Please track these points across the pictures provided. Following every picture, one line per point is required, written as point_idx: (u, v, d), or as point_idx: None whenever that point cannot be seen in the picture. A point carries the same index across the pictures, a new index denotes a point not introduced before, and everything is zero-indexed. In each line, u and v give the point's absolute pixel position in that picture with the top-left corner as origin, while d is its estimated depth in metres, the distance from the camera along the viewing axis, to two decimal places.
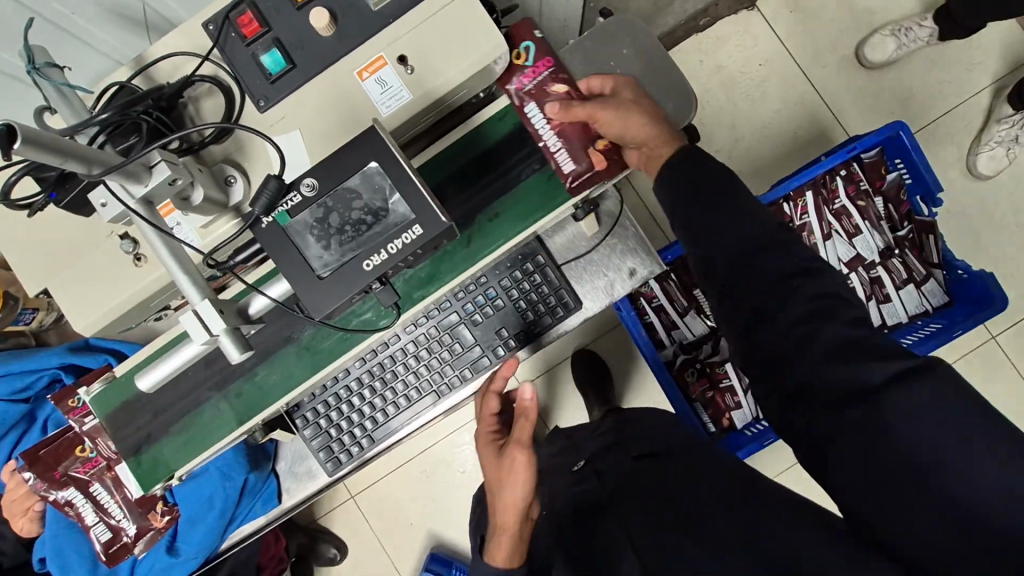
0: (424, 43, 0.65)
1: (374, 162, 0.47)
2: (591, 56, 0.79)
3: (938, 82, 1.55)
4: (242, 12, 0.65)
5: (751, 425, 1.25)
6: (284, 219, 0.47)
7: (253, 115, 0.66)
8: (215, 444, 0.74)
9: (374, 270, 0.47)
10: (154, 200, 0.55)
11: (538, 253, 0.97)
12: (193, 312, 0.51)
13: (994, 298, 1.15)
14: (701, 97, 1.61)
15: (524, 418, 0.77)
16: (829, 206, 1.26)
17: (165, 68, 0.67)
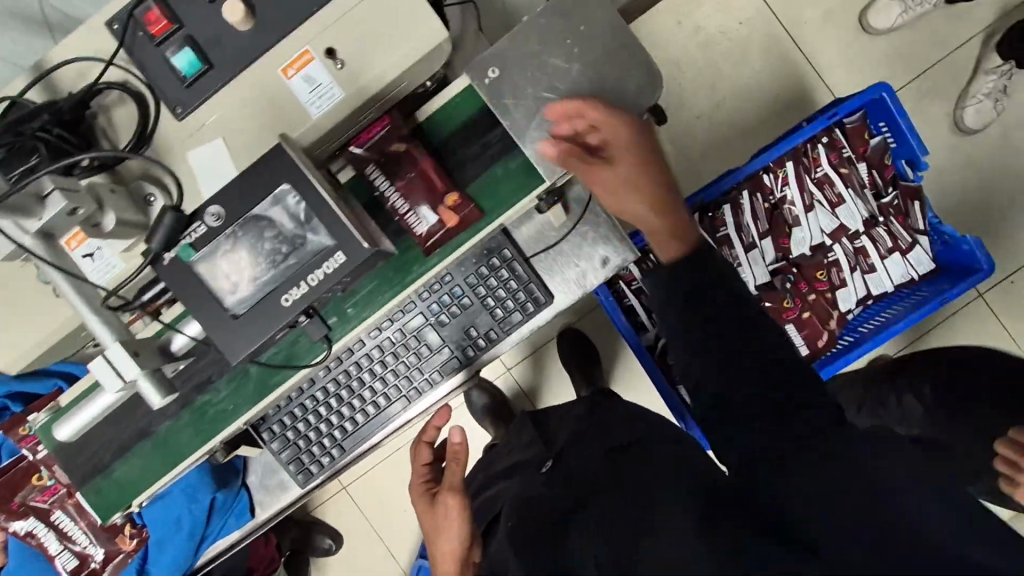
0: (355, 32, 0.58)
1: (286, 183, 0.41)
2: (546, 33, 0.71)
3: (925, 33, 1.48)
4: (148, 8, 0.58)
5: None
6: (188, 253, 0.42)
7: (170, 123, 0.59)
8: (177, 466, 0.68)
9: (296, 304, 0.42)
10: (54, 232, 0.51)
11: (504, 247, 0.91)
12: (103, 357, 0.46)
13: (980, 263, 1.13)
14: (679, 61, 1.53)
15: (455, 462, 0.79)
16: (811, 175, 1.21)
17: (69, 76, 0.60)
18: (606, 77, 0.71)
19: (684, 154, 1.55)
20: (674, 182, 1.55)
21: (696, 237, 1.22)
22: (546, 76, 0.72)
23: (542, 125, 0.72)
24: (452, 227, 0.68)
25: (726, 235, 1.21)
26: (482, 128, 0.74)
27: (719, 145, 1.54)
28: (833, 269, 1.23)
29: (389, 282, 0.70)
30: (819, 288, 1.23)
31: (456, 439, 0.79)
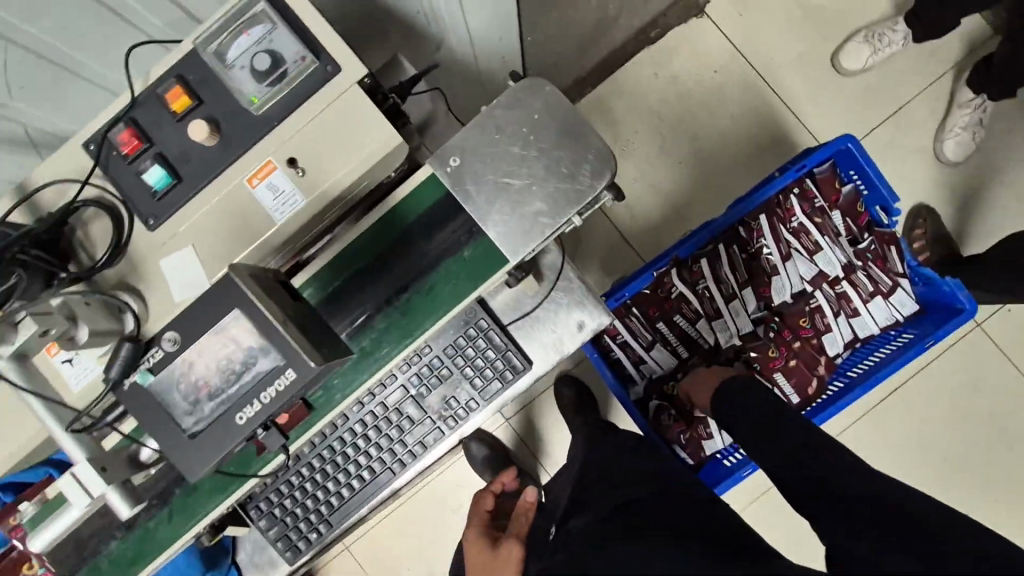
0: (315, 141, 0.62)
1: (238, 310, 0.44)
2: (503, 122, 0.76)
3: (896, 71, 1.52)
4: (122, 130, 0.62)
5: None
6: (148, 379, 0.45)
7: (144, 234, 0.63)
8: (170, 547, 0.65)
9: (248, 423, 0.44)
10: (31, 348, 0.55)
11: (480, 317, 0.93)
12: (70, 477, 0.49)
13: (963, 304, 1.13)
14: (658, 110, 1.58)
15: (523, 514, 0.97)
16: (786, 224, 1.23)
17: (48, 194, 0.64)
18: (565, 157, 0.75)
19: (670, 199, 1.58)
20: (661, 225, 1.57)
21: (677, 289, 1.24)
22: (508, 159, 0.75)
23: (503, 208, 0.75)
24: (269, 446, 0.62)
25: (705, 287, 1.23)
26: (449, 211, 0.77)
27: (703, 189, 1.57)
28: (816, 314, 1.24)
29: (362, 361, 0.72)
30: (803, 334, 1.23)
31: (529, 497, 0.98)
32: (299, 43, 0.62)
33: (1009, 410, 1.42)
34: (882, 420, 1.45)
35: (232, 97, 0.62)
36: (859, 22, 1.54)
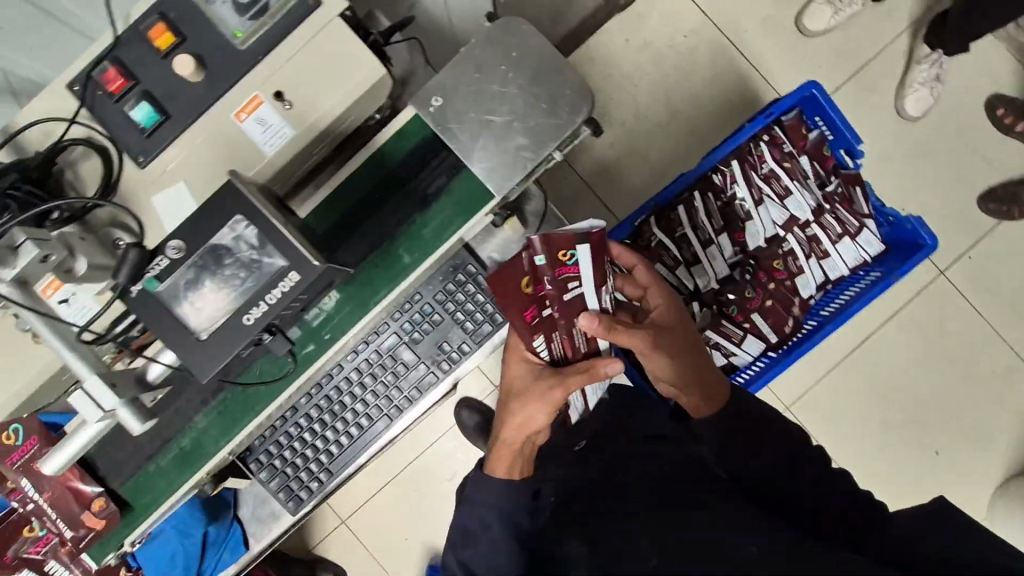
0: (300, 75, 0.64)
1: (240, 216, 0.46)
2: (482, 62, 0.78)
3: (858, 31, 1.57)
4: (106, 69, 0.63)
5: (752, 363, 1.28)
6: (154, 285, 0.46)
7: (134, 172, 0.64)
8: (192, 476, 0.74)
9: (256, 323, 0.47)
10: (30, 279, 0.54)
11: (468, 263, 0.96)
12: (82, 391, 0.50)
13: (924, 240, 1.21)
14: (632, 75, 1.61)
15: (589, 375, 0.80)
16: (757, 171, 1.28)
17: (35, 136, 0.64)
18: (543, 96, 0.77)
19: (647, 163, 1.61)
20: (638, 189, 1.61)
21: (656, 238, 1.27)
22: (488, 98, 0.78)
23: (487, 145, 0.77)
24: (108, 527, 0.75)
25: (684, 234, 1.27)
26: (435, 153, 0.79)
27: (679, 152, 1.61)
28: (788, 258, 1.29)
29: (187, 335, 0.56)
30: (778, 277, 1.28)
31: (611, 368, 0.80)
32: None
33: (972, 350, 1.51)
34: (858, 368, 1.52)
35: (215, 33, 0.63)
36: None
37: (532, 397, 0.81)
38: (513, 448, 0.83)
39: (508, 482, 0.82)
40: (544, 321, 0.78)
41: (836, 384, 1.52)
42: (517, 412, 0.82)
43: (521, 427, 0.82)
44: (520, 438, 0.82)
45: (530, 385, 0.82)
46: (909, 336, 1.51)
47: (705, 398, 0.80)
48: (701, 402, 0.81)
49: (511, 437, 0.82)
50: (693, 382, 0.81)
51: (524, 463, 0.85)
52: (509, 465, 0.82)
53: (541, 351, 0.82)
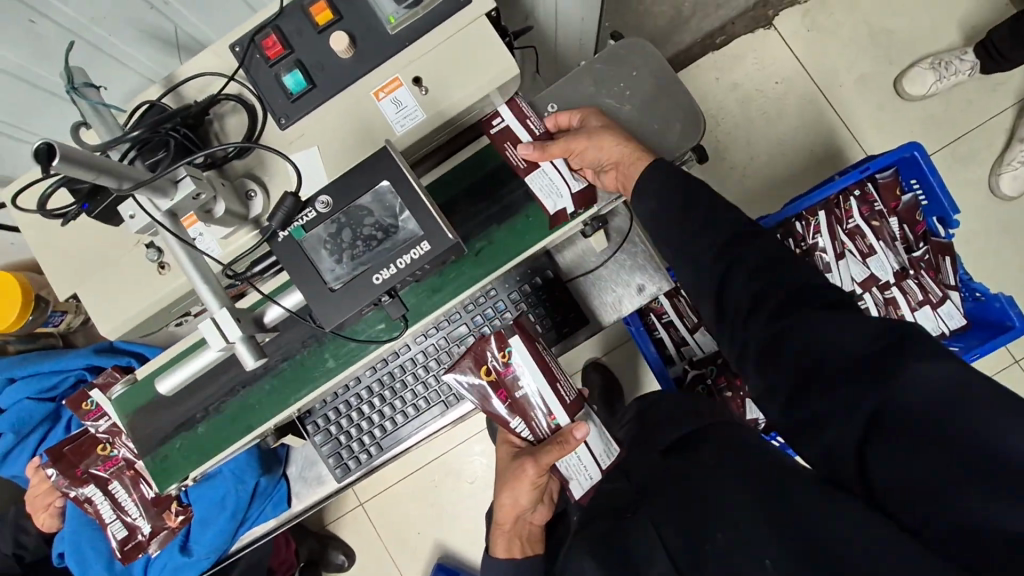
0: (438, 64, 0.67)
1: (386, 181, 0.50)
2: (602, 77, 0.81)
3: (960, 101, 1.53)
4: (267, 35, 0.68)
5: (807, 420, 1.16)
6: (298, 233, 0.50)
7: (274, 132, 0.69)
8: (260, 426, 0.76)
9: (383, 283, 0.50)
10: (178, 212, 0.58)
11: (547, 269, 0.98)
12: (212, 320, 0.54)
13: (1013, 322, 1.15)
14: (717, 113, 1.61)
15: (555, 449, 0.80)
16: (842, 225, 1.26)
17: (194, 88, 0.70)
18: (654, 118, 0.79)
19: None
20: None
21: None
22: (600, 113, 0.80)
23: None
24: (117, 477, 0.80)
25: None
26: None
27: (752, 196, 1.59)
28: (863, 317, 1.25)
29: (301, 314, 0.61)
30: None
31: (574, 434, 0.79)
32: None
33: None
34: None
35: (371, 16, 0.68)
36: (927, 49, 1.55)
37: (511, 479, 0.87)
38: (508, 530, 0.90)
39: (510, 560, 0.91)
40: (517, 402, 0.82)
41: None
42: (504, 498, 0.89)
43: (510, 508, 0.88)
44: (510, 520, 0.90)
45: (509, 468, 0.88)
46: None
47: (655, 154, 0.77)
48: (637, 168, 0.75)
49: (502, 518, 0.90)
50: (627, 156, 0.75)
51: (526, 544, 0.92)
52: (506, 546, 0.90)
53: (521, 431, 0.85)
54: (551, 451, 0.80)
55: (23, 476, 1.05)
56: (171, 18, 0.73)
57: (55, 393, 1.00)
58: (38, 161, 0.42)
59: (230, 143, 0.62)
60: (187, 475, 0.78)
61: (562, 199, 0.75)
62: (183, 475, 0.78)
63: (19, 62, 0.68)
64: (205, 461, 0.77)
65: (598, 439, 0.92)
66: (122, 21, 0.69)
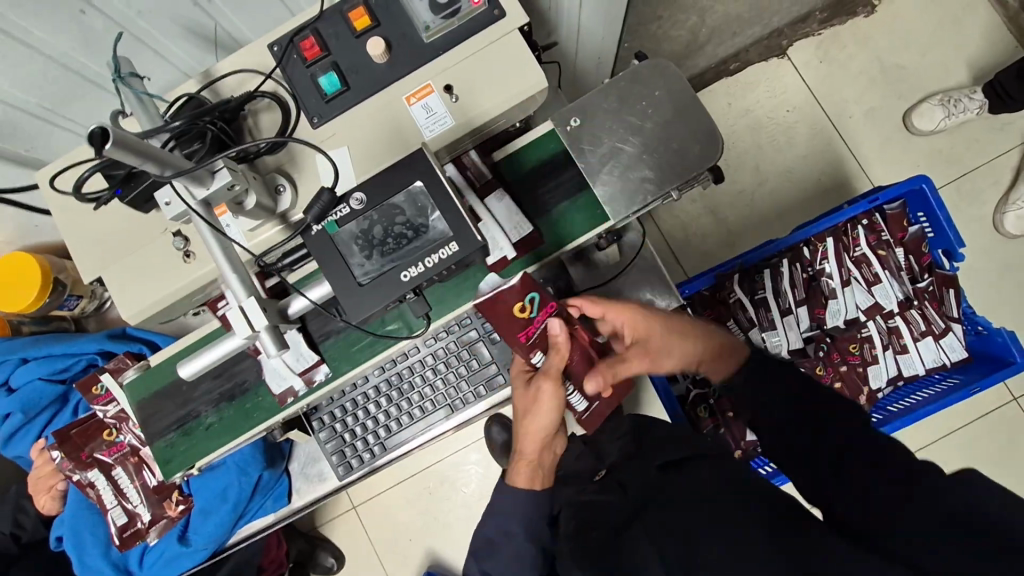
0: (468, 74, 0.70)
1: (420, 181, 0.51)
2: (625, 95, 0.82)
3: (967, 138, 1.56)
4: (305, 37, 0.70)
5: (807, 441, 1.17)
6: (330, 228, 0.52)
7: (306, 130, 0.71)
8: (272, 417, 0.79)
9: (411, 281, 0.51)
10: (212, 203, 0.59)
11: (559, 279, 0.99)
12: (239, 309, 0.55)
13: (1014, 356, 1.16)
14: (728, 138, 1.64)
15: (556, 352, 0.78)
16: (849, 253, 1.27)
17: (230, 83, 0.73)
18: (673, 137, 0.81)
19: (725, 225, 1.62)
20: (712, 248, 1.61)
21: (735, 296, 1.29)
22: (620, 131, 0.82)
23: (613, 171, 0.81)
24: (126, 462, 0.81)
25: (763, 298, 1.27)
26: (560, 168, 0.83)
27: (759, 220, 1.61)
28: (866, 344, 1.26)
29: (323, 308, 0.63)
30: (851, 361, 1.26)
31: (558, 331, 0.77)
32: None
33: None
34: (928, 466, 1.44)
35: (408, 24, 0.70)
36: (937, 86, 1.58)
37: (526, 398, 0.86)
38: (530, 464, 0.95)
39: (532, 492, 0.96)
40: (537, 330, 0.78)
41: (961, 441, 1.44)
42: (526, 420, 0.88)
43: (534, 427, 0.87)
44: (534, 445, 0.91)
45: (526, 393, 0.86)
46: (972, 452, 1.44)
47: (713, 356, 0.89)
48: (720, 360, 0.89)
49: (526, 449, 0.93)
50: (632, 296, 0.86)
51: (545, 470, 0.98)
52: (529, 478, 0.96)
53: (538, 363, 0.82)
54: (555, 360, 0.79)
55: (27, 457, 1.05)
56: (213, 16, 0.75)
57: (64, 376, 1.01)
58: (91, 144, 0.44)
59: (265, 138, 0.64)
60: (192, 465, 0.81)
61: (287, 381, 0.77)
62: (188, 465, 0.81)
63: (65, 50, 0.70)
64: (215, 450, 0.80)
65: (510, 213, 0.75)
66: (167, 15, 0.72)
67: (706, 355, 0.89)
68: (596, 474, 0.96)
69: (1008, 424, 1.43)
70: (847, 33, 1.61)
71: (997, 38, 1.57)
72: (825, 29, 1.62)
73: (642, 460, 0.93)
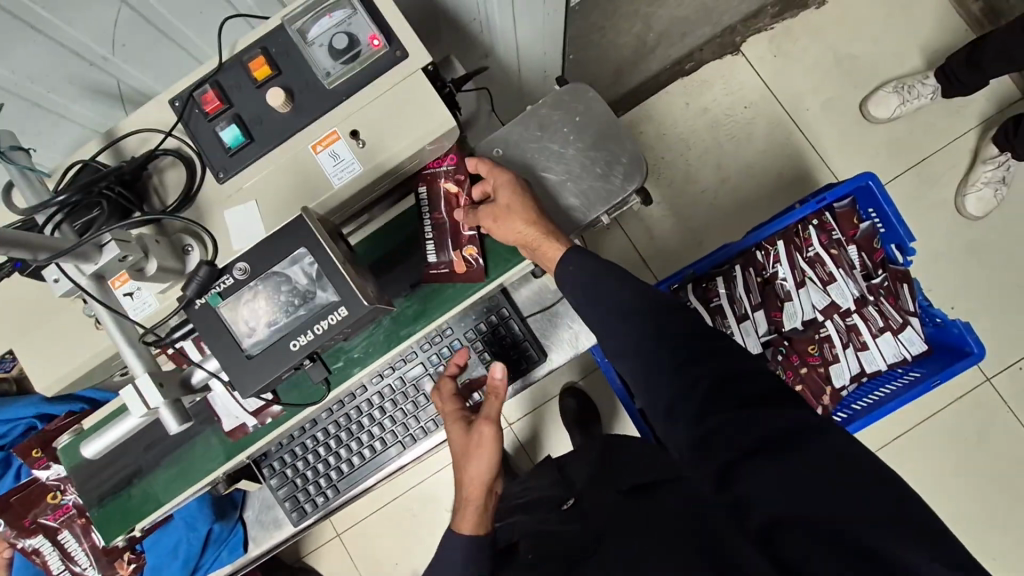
0: (373, 118, 0.68)
1: (303, 248, 0.50)
2: (547, 121, 0.82)
3: (923, 124, 1.56)
4: (206, 91, 0.69)
5: None
6: (214, 300, 0.51)
7: (213, 186, 0.69)
8: (210, 474, 0.77)
9: (301, 349, 0.50)
10: (106, 275, 0.58)
11: (502, 306, 0.97)
12: (133, 387, 0.53)
13: (970, 347, 1.15)
14: (686, 138, 1.63)
15: (492, 394, 0.86)
16: (802, 254, 1.27)
17: (133, 143, 0.71)
18: (600, 161, 0.80)
19: (689, 226, 1.61)
20: (677, 250, 1.60)
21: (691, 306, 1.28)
22: (547, 158, 0.81)
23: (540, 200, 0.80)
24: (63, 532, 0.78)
25: (719, 305, 1.27)
26: None
27: (722, 219, 1.60)
28: (825, 344, 1.26)
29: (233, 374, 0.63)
30: (811, 362, 1.26)
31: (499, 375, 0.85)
32: (372, 28, 0.68)
33: (1012, 465, 1.42)
34: (905, 452, 1.45)
35: (310, 71, 0.69)
36: (891, 74, 1.58)
37: (466, 441, 0.87)
38: (475, 505, 0.86)
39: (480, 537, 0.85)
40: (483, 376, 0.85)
41: (937, 425, 1.44)
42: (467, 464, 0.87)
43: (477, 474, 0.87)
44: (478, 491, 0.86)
45: (464, 439, 0.88)
46: (948, 434, 1.44)
47: (544, 237, 0.74)
48: (549, 251, 0.74)
49: (469, 492, 0.87)
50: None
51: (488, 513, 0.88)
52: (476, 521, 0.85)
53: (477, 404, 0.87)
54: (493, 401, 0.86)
55: None
56: (114, 73, 0.74)
57: (6, 441, 0.99)
58: None
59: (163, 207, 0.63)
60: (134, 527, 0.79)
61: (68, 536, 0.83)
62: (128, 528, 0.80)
63: None
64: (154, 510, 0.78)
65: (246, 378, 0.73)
66: (61, 75, 0.70)
67: (541, 233, 0.74)
68: (564, 502, 0.91)
69: (980, 405, 1.44)
70: (799, 26, 1.61)
71: (946, 22, 1.57)
72: (777, 23, 1.62)
73: (600, 483, 0.91)
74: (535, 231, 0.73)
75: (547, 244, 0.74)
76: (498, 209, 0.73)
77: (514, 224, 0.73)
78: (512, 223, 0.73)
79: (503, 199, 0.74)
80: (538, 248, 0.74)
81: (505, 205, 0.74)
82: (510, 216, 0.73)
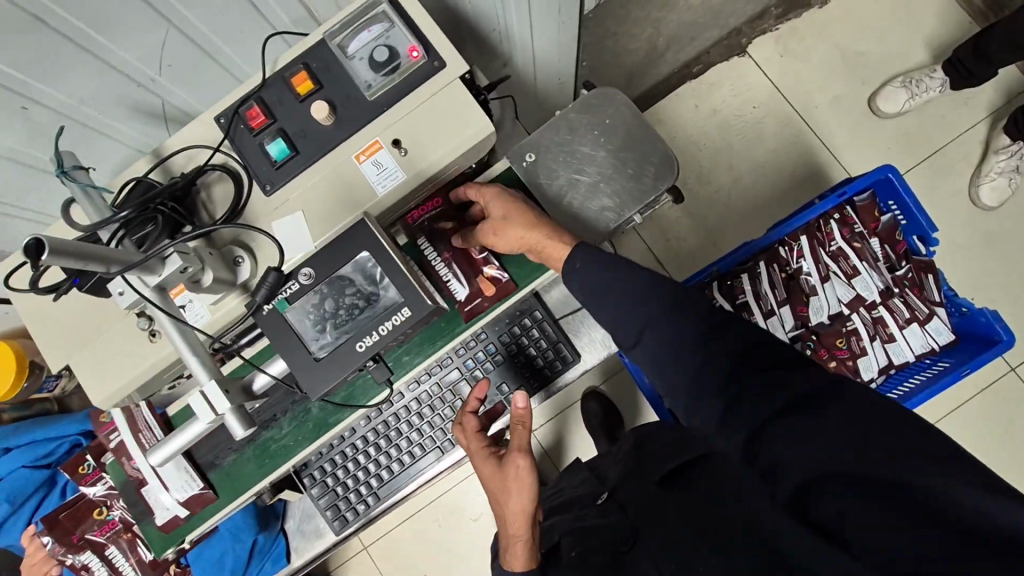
0: (414, 127, 0.70)
1: (366, 252, 0.52)
2: (575, 125, 0.83)
3: (933, 116, 1.57)
4: (251, 107, 0.71)
5: None
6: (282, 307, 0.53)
7: (260, 198, 0.71)
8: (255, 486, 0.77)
9: (366, 351, 0.52)
10: (167, 286, 0.59)
11: (535, 308, 0.98)
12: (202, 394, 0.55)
13: (999, 335, 1.15)
14: (698, 140, 1.64)
15: (520, 424, 0.82)
16: (825, 248, 1.28)
17: (180, 160, 0.73)
18: (628, 162, 0.82)
19: (704, 226, 1.62)
20: (693, 250, 1.61)
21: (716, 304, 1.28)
22: (577, 161, 0.82)
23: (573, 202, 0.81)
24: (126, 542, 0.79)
25: (744, 302, 1.27)
26: None
27: (737, 218, 1.61)
28: (852, 337, 1.26)
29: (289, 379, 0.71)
30: (840, 355, 1.25)
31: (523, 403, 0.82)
32: (411, 40, 0.70)
33: None
34: None
35: (350, 85, 0.71)
36: (899, 68, 1.60)
37: (500, 477, 0.83)
38: (522, 540, 0.81)
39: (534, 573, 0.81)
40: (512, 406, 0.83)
41: (964, 416, 1.43)
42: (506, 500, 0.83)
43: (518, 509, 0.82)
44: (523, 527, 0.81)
45: (499, 475, 0.83)
46: (975, 424, 1.43)
47: (546, 237, 0.71)
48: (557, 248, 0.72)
49: (513, 530, 0.82)
50: (550, 206, 0.82)
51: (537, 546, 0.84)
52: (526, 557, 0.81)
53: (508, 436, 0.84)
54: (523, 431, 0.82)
55: (19, 545, 1.03)
56: (158, 94, 0.76)
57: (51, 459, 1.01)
58: (28, 256, 0.44)
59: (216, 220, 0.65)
60: (184, 539, 0.80)
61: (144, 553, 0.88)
62: (179, 539, 0.80)
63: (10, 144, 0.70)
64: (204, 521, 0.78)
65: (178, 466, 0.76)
66: (110, 98, 0.73)
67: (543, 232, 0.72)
68: (598, 497, 0.93)
69: (1006, 395, 1.43)
70: (804, 26, 1.63)
71: (951, 16, 1.59)
72: (782, 24, 1.64)
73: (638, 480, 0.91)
74: (537, 233, 0.71)
75: (552, 243, 0.72)
76: (494, 222, 0.72)
77: (514, 234, 0.71)
78: (512, 233, 0.71)
79: (496, 211, 0.73)
80: (545, 250, 0.72)
81: (501, 218, 0.73)
82: (508, 226, 0.72)
